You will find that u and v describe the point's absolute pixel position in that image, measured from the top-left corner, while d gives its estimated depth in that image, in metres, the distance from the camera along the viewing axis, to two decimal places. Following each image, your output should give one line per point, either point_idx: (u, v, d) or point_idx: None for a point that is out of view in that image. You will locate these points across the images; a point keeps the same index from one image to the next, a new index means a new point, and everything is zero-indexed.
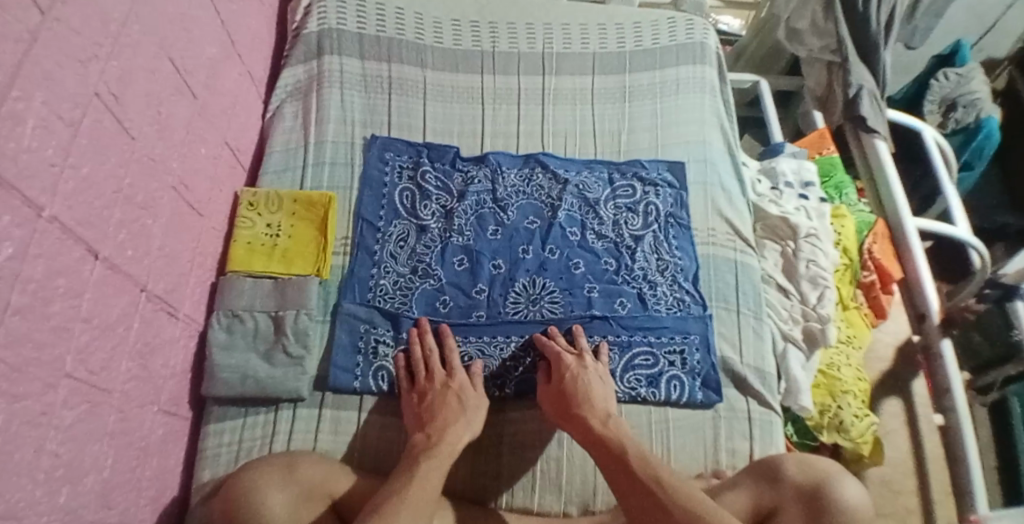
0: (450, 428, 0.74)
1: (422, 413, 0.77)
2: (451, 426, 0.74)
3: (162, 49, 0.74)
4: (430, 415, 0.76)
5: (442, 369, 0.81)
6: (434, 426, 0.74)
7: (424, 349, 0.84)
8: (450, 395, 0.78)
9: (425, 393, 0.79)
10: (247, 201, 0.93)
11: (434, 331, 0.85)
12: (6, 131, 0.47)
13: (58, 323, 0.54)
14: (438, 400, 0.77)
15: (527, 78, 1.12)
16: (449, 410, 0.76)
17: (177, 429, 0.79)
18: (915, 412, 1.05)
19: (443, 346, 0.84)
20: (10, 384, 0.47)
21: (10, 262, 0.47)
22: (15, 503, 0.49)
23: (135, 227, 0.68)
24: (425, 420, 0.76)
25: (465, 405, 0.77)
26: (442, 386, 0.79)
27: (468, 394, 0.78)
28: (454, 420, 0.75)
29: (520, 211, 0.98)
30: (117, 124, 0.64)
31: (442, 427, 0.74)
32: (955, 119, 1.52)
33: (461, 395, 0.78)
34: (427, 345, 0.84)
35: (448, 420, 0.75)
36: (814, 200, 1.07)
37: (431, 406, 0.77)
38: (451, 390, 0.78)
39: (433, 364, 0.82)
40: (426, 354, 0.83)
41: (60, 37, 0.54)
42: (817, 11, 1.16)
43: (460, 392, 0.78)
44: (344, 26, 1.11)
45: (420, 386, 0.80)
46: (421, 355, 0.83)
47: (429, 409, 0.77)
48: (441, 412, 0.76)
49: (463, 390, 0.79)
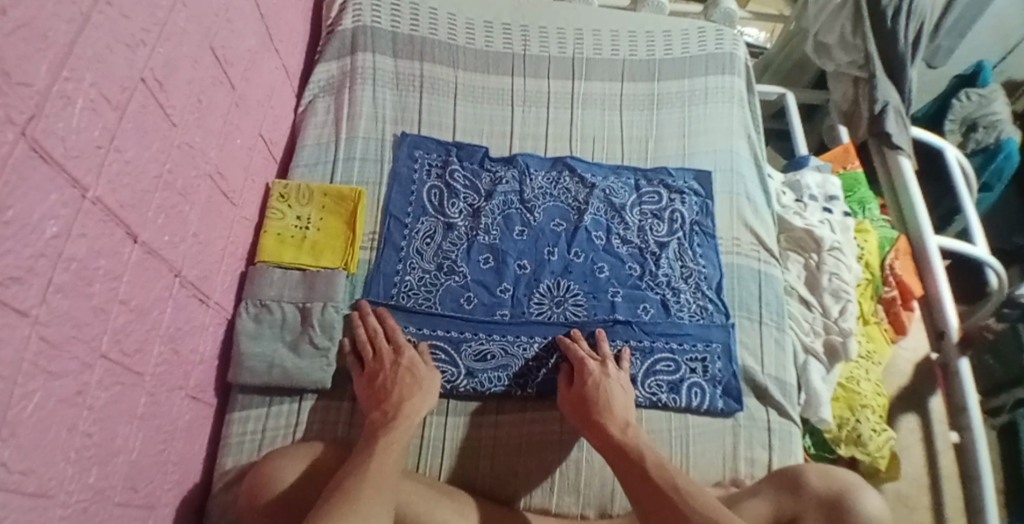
0: (405, 402, 0.75)
1: (375, 392, 0.77)
2: (408, 400, 0.75)
3: (205, 38, 0.75)
4: (383, 392, 0.77)
5: (389, 346, 0.82)
6: (390, 403, 0.75)
7: (368, 328, 0.84)
8: (402, 371, 0.78)
9: (376, 372, 0.79)
10: (279, 193, 0.95)
11: (376, 313, 0.86)
12: (58, 110, 0.48)
13: (97, 303, 0.55)
14: (392, 378, 0.78)
15: (557, 81, 1.13)
16: (404, 386, 0.77)
17: (202, 414, 0.80)
18: (931, 430, 1.05)
19: (385, 325, 0.85)
20: (48, 361, 0.48)
21: (55, 240, 0.48)
22: (46, 481, 0.49)
23: (173, 212, 0.69)
24: (381, 398, 0.76)
25: (418, 378, 0.78)
26: (392, 363, 0.79)
27: (419, 367, 0.80)
28: (409, 394, 0.76)
29: (546, 212, 0.99)
30: (160, 109, 0.65)
31: (397, 403, 0.75)
32: (976, 139, 1.52)
33: (412, 369, 0.79)
34: (369, 325, 0.84)
35: (402, 396, 0.75)
36: (839, 214, 1.08)
37: (384, 383, 0.77)
38: (403, 366, 0.79)
39: (382, 343, 0.82)
40: (370, 333, 0.84)
41: (111, 20, 0.55)
42: (846, 26, 1.18)
43: (411, 366, 0.79)
44: (378, 24, 1.12)
45: (369, 367, 0.80)
46: (367, 335, 0.84)
47: (382, 388, 0.77)
48: (395, 388, 0.76)
49: (414, 363, 0.79)
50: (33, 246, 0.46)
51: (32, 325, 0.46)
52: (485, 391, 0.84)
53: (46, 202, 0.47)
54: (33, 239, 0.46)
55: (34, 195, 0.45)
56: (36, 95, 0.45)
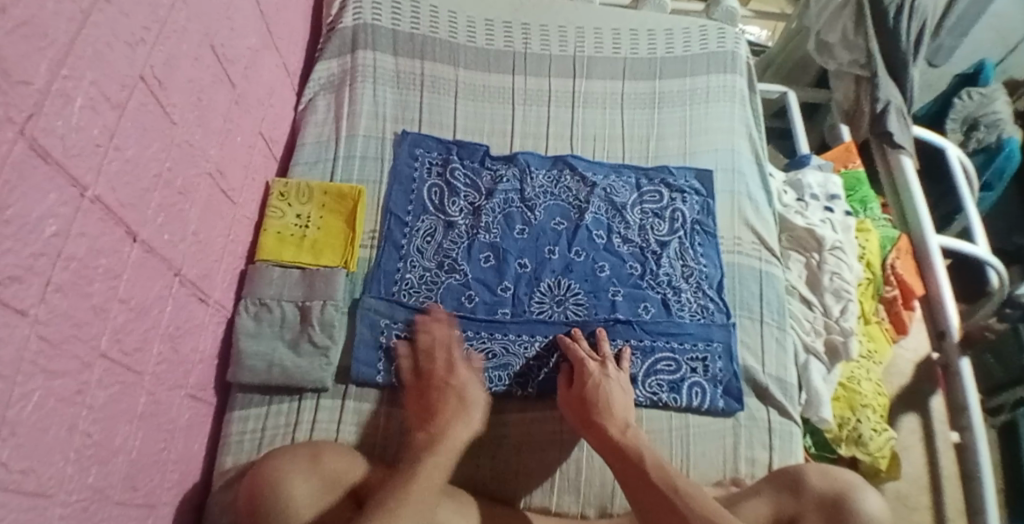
0: (450, 426, 0.72)
1: (423, 407, 0.76)
2: (451, 424, 0.72)
3: (205, 36, 0.74)
4: (431, 410, 0.75)
5: (444, 362, 0.81)
6: (436, 425, 0.72)
7: (431, 336, 0.85)
8: (451, 391, 0.77)
9: (427, 386, 0.78)
10: (279, 191, 0.94)
11: (443, 321, 0.86)
12: (57, 109, 0.47)
13: (97, 303, 0.55)
14: (440, 398, 0.76)
15: (558, 79, 1.13)
16: (451, 407, 0.75)
17: (202, 413, 0.80)
18: (932, 429, 1.05)
19: (448, 335, 0.85)
20: (47, 360, 0.48)
21: (54, 239, 0.48)
22: (46, 480, 0.49)
23: (173, 210, 0.69)
24: (427, 418, 0.74)
25: (466, 401, 0.76)
26: (444, 380, 0.78)
27: (469, 391, 0.77)
28: (456, 417, 0.73)
29: (547, 211, 0.99)
30: (160, 108, 0.65)
31: (442, 425, 0.72)
32: (977, 138, 1.52)
33: (462, 392, 0.77)
34: (433, 333, 0.85)
35: (449, 418, 0.73)
36: (840, 213, 1.08)
37: (432, 400, 0.76)
38: (453, 387, 0.77)
39: (440, 357, 0.82)
40: (433, 342, 0.84)
41: (111, 18, 0.55)
42: (848, 25, 1.18)
43: (462, 389, 0.77)
44: (379, 22, 1.12)
45: (423, 377, 0.81)
46: (428, 343, 0.84)
47: (430, 404, 0.76)
48: (443, 408, 0.74)
49: (464, 387, 0.77)
50: (32, 245, 0.45)
51: (31, 324, 0.46)
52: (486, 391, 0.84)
53: (46, 201, 0.47)
54: (32, 239, 0.45)
55: (34, 194, 0.45)
56: (35, 94, 0.44)
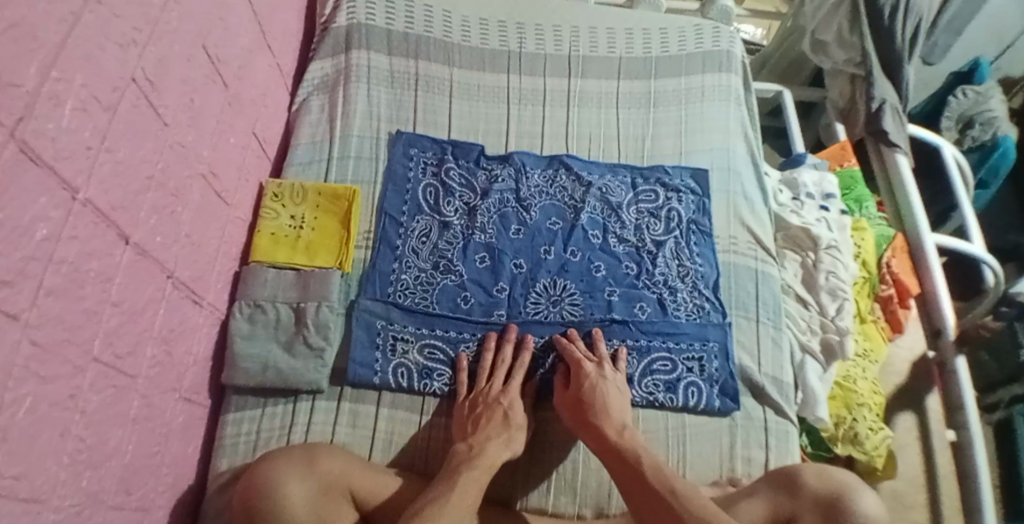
0: (489, 443, 0.74)
1: (468, 423, 0.78)
2: (492, 440, 0.75)
3: (198, 37, 0.74)
4: (477, 425, 0.78)
5: (502, 382, 0.82)
6: (476, 439, 0.75)
7: (496, 357, 0.84)
8: (499, 411, 0.78)
9: (477, 404, 0.80)
10: (272, 192, 0.94)
11: (513, 340, 0.85)
12: (47, 111, 0.47)
13: (89, 306, 0.55)
14: (486, 415, 0.78)
15: (553, 79, 1.12)
16: (493, 426, 0.77)
17: (197, 416, 0.79)
18: (928, 428, 1.05)
19: (517, 356, 0.84)
20: (39, 365, 0.48)
21: (45, 243, 0.48)
22: (39, 485, 0.49)
23: (166, 212, 0.68)
24: (469, 432, 0.77)
25: (510, 424, 0.77)
26: (495, 400, 0.80)
27: (517, 414, 0.79)
28: (495, 435, 0.75)
29: (542, 211, 0.99)
30: (152, 109, 0.64)
31: (483, 441, 0.74)
32: (972, 136, 1.53)
33: (507, 413, 0.78)
34: (500, 354, 0.84)
35: (489, 435, 0.75)
36: (835, 212, 1.08)
37: (479, 418, 0.78)
38: (500, 408, 0.79)
39: (500, 377, 0.82)
40: (496, 361, 0.84)
41: (102, 19, 0.54)
42: (843, 24, 1.18)
43: (508, 410, 0.79)
44: (373, 22, 1.11)
45: (476, 393, 0.82)
46: (491, 363, 0.84)
47: (477, 421, 0.78)
48: (485, 426, 0.77)
49: (512, 409, 0.79)
50: (23, 249, 0.45)
51: (23, 329, 0.45)
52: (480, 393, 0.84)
53: (37, 204, 0.46)
54: (24, 242, 0.45)
55: (25, 197, 0.44)
56: (25, 96, 0.44)
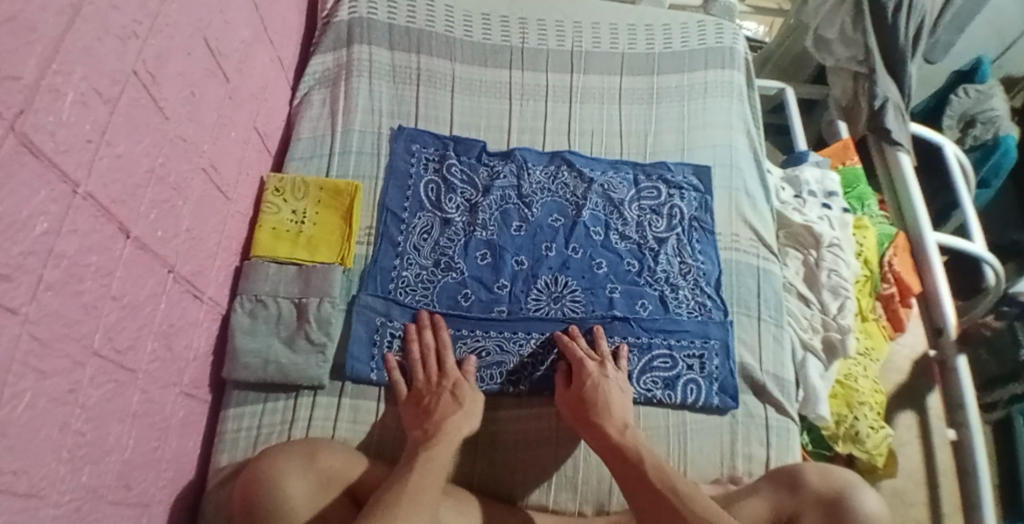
0: (446, 421, 0.75)
1: (419, 412, 0.78)
2: (450, 417, 0.75)
3: (198, 30, 0.73)
4: (428, 411, 0.77)
5: (436, 369, 0.82)
6: (432, 422, 0.75)
7: (422, 346, 0.84)
8: (445, 393, 0.78)
9: (422, 396, 0.79)
10: (274, 187, 0.93)
11: (430, 324, 0.85)
12: (47, 104, 0.47)
13: (89, 301, 0.54)
14: (433, 399, 0.78)
15: (556, 75, 1.12)
16: (446, 406, 0.77)
17: (197, 411, 0.79)
18: (928, 424, 1.06)
19: (437, 339, 0.85)
20: (38, 360, 0.47)
21: (45, 237, 0.47)
22: (38, 481, 0.48)
23: (166, 207, 0.68)
24: (424, 417, 0.76)
25: (461, 400, 0.78)
26: (437, 387, 0.79)
27: (464, 389, 0.79)
28: (451, 412, 0.76)
29: (544, 208, 0.98)
30: (152, 103, 0.64)
31: (438, 421, 0.75)
32: (974, 135, 1.52)
33: (455, 391, 0.79)
34: (424, 341, 0.84)
35: (444, 415, 0.76)
36: (837, 210, 1.07)
37: (428, 406, 0.78)
38: (446, 388, 0.79)
39: (432, 360, 0.83)
40: (424, 350, 0.84)
41: (101, 11, 0.54)
42: (846, 21, 1.17)
43: (455, 388, 0.79)
44: (375, 16, 1.11)
45: (417, 388, 0.80)
46: (420, 353, 0.84)
47: (427, 409, 0.77)
48: (437, 408, 0.77)
49: (458, 386, 0.79)
50: (22, 243, 0.44)
51: (22, 323, 0.45)
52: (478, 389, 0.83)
53: (36, 197, 0.46)
54: (22, 237, 0.44)
55: (23, 190, 0.44)
56: (24, 89, 0.43)
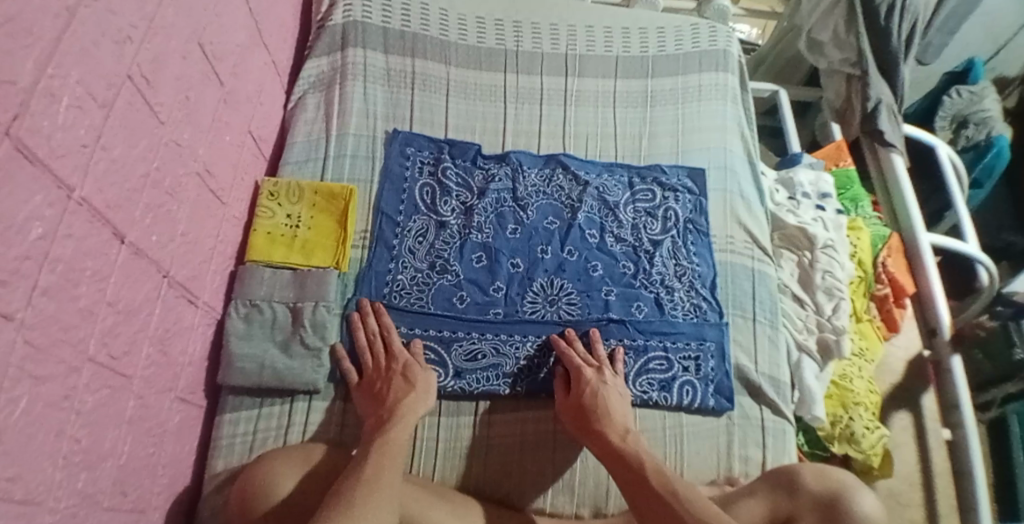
0: (401, 404, 0.76)
1: (372, 399, 0.78)
2: (404, 399, 0.76)
3: (194, 34, 0.73)
4: (379, 397, 0.77)
5: (384, 353, 0.82)
6: (386, 406, 0.76)
7: (367, 333, 0.84)
8: (396, 376, 0.79)
9: (373, 383, 0.79)
10: (268, 191, 0.93)
11: (373, 312, 0.86)
12: (43, 108, 0.46)
13: (84, 305, 0.54)
14: (386, 383, 0.78)
15: (551, 78, 1.12)
16: (397, 389, 0.77)
17: (192, 417, 0.78)
18: (923, 427, 1.06)
19: (380, 324, 0.85)
20: (33, 365, 0.47)
21: (40, 241, 0.47)
22: (34, 487, 0.48)
23: (161, 211, 0.68)
24: (377, 403, 0.77)
25: (412, 381, 0.78)
26: (386, 371, 0.80)
27: (414, 370, 0.80)
28: (404, 394, 0.77)
29: (540, 210, 0.98)
30: (148, 107, 0.64)
31: (393, 404, 0.75)
32: (966, 136, 1.53)
33: (406, 373, 0.79)
34: (369, 329, 0.84)
35: (398, 398, 0.76)
36: (831, 211, 1.08)
37: (380, 391, 0.78)
38: (396, 372, 0.79)
39: (379, 345, 0.83)
40: (370, 337, 0.84)
41: (96, 14, 0.54)
42: (839, 24, 1.18)
43: (405, 370, 0.79)
44: (369, 20, 1.11)
45: (366, 375, 0.80)
46: (366, 341, 0.84)
47: (379, 394, 0.78)
48: (389, 393, 0.77)
49: (409, 367, 0.80)
50: (17, 247, 0.44)
51: (18, 328, 0.45)
52: (474, 391, 0.83)
53: (32, 201, 0.45)
54: (18, 240, 0.44)
55: (19, 194, 0.44)
56: (20, 93, 0.43)
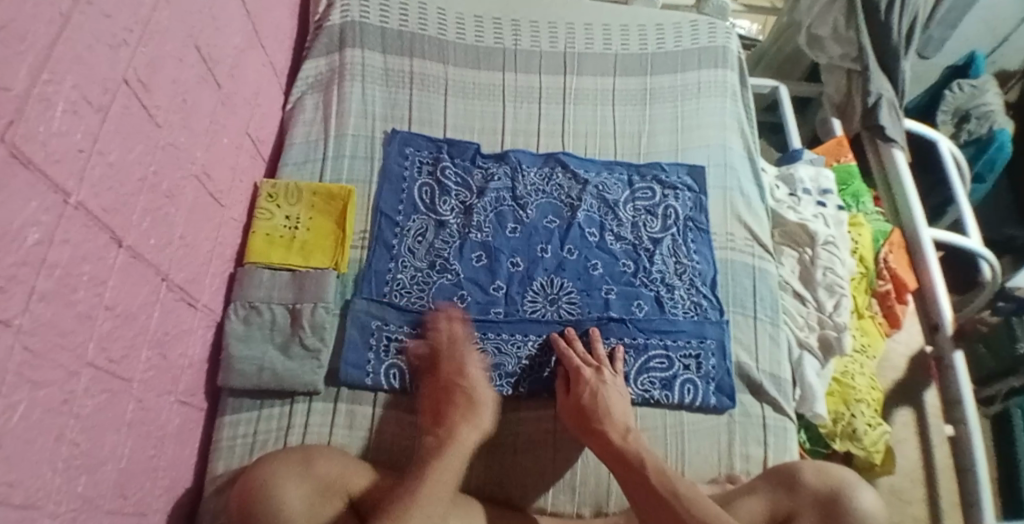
0: (461, 426, 0.75)
1: (434, 411, 0.78)
2: (460, 425, 0.75)
3: (189, 37, 0.73)
4: (442, 414, 0.77)
5: (457, 363, 0.82)
6: (445, 426, 0.75)
7: (447, 339, 0.85)
8: (461, 394, 0.78)
9: (439, 393, 0.79)
10: (267, 193, 0.93)
11: (453, 319, 0.86)
12: (38, 114, 0.46)
13: (82, 310, 0.54)
14: (450, 401, 0.78)
15: (549, 77, 1.12)
16: (460, 410, 0.77)
17: (193, 419, 0.79)
18: (925, 423, 1.05)
19: (459, 334, 0.85)
20: (32, 371, 0.47)
21: (37, 247, 0.47)
22: (34, 492, 0.48)
23: (158, 215, 0.68)
24: (438, 418, 0.77)
25: (476, 404, 0.78)
26: (453, 385, 0.79)
27: (478, 393, 0.79)
28: (464, 420, 0.76)
29: (539, 209, 0.98)
30: (144, 111, 0.63)
31: (453, 425, 0.75)
32: (968, 130, 1.52)
33: (470, 394, 0.79)
34: (451, 335, 0.85)
35: (459, 419, 0.76)
36: (832, 207, 1.08)
37: (443, 405, 0.78)
38: (461, 390, 0.79)
39: (450, 359, 0.83)
40: (446, 345, 0.84)
41: (91, 19, 0.53)
42: (839, 19, 1.17)
43: (471, 390, 0.79)
44: (367, 20, 1.11)
45: (436, 383, 0.81)
46: (442, 346, 0.84)
47: (442, 408, 0.77)
48: (452, 411, 0.76)
49: (474, 389, 0.79)
50: (14, 254, 0.44)
51: (16, 334, 0.45)
52: None
53: (28, 207, 0.45)
54: (15, 247, 0.44)
55: (15, 201, 0.44)
56: (15, 100, 0.43)
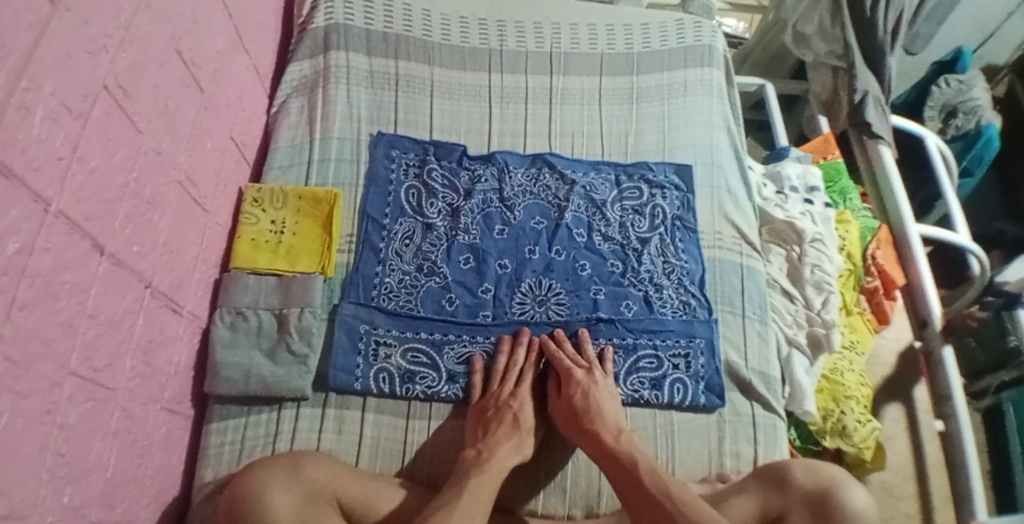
0: (500, 446, 0.74)
1: (479, 428, 0.78)
2: (502, 444, 0.75)
3: (171, 41, 0.73)
4: (488, 430, 0.77)
5: (513, 386, 0.82)
6: (485, 444, 0.75)
7: (509, 360, 0.84)
8: (508, 414, 0.78)
9: (485, 410, 0.80)
10: (252, 197, 0.93)
11: (521, 341, 0.85)
12: (17, 121, 0.46)
13: (65, 319, 0.53)
14: (497, 419, 0.78)
15: (535, 77, 1.12)
16: (504, 430, 0.76)
17: (179, 426, 0.78)
18: (915, 419, 1.06)
19: (525, 358, 0.85)
20: (15, 381, 0.46)
21: (18, 256, 0.46)
22: (19, 502, 0.48)
23: (141, 221, 0.67)
24: (479, 435, 0.77)
25: (520, 428, 0.78)
26: (503, 404, 0.79)
27: (525, 416, 0.79)
28: (505, 440, 0.75)
29: (527, 211, 0.98)
30: (125, 116, 0.63)
31: (494, 445, 0.75)
32: (955, 125, 1.53)
33: (518, 416, 0.79)
34: (514, 357, 0.84)
35: (502, 438, 0.75)
36: (819, 205, 1.08)
37: (489, 423, 0.78)
38: (508, 410, 0.78)
39: (506, 381, 0.82)
40: (508, 366, 0.84)
41: (70, 25, 0.53)
42: (824, 16, 1.17)
43: (519, 413, 0.79)
44: (351, 22, 1.10)
45: (486, 401, 0.81)
46: (505, 366, 0.84)
47: (487, 426, 0.78)
48: (496, 431, 0.76)
49: (522, 412, 0.79)
50: None
51: None
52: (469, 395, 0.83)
53: (9, 215, 0.45)
54: None
55: None
56: None
